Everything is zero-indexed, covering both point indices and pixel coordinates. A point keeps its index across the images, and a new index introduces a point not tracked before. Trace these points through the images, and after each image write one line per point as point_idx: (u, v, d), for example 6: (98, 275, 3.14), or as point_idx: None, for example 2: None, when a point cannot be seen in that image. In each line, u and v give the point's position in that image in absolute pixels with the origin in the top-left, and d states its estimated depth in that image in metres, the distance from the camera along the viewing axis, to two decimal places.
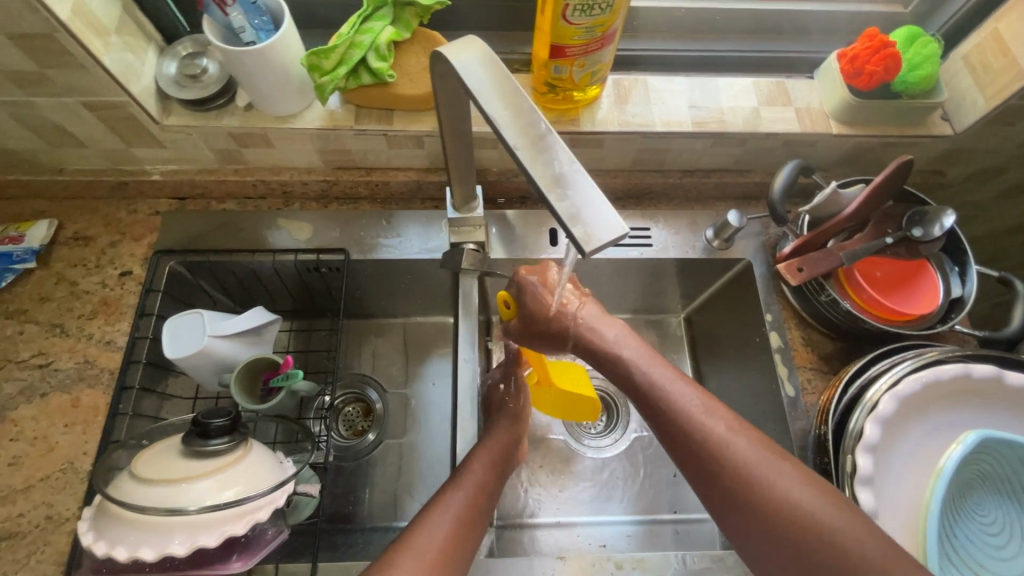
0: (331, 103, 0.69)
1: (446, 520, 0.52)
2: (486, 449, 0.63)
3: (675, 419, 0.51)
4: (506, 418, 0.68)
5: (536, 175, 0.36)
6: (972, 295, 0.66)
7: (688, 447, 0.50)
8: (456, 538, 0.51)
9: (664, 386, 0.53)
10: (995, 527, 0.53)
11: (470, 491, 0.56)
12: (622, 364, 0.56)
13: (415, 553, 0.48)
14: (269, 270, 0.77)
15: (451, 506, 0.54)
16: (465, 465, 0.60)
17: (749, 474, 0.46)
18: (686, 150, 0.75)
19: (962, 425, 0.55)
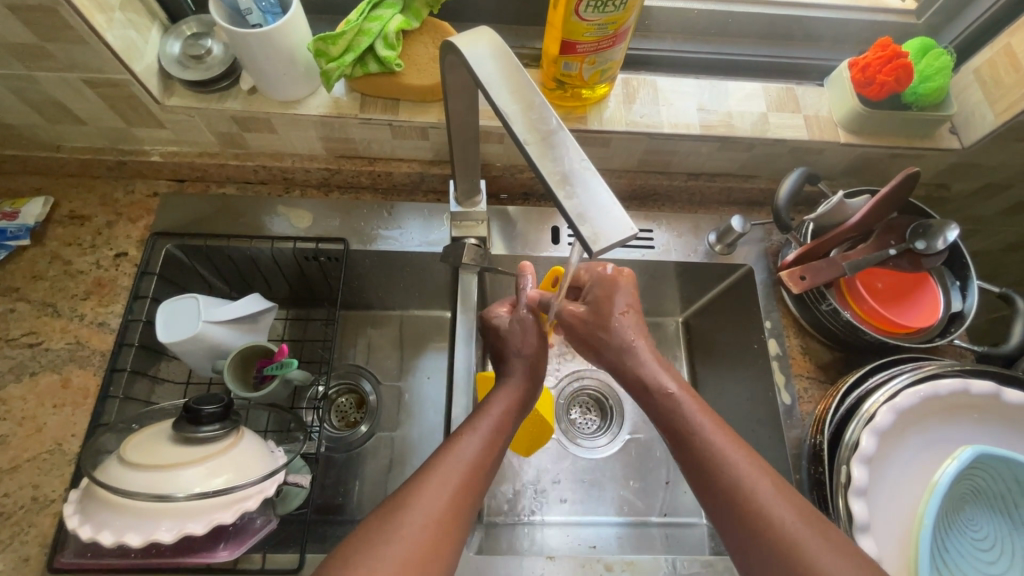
0: (336, 90, 0.69)
1: (457, 471, 0.50)
2: (503, 395, 0.60)
3: (715, 469, 0.50)
4: (522, 361, 0.63)
5: (545, 171, 0.35)
6: (972, 310, 0.66)
7: (726, 500, 0.49)
8: (467, 486, 0.50)
9: (706, 434, 0.53)
10: (986, 543, 0.53)
11: (483, 439, 0.54)
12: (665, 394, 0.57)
13: (422, 506, 0.46)
14: (266, 257, 0.76)
15: (464, 456, 0.52)
16: (480, 408, 0.58)
17: (784, 537, 0.45)
18: (692, 154, 0.75)
19: (957, 438, 0.55)
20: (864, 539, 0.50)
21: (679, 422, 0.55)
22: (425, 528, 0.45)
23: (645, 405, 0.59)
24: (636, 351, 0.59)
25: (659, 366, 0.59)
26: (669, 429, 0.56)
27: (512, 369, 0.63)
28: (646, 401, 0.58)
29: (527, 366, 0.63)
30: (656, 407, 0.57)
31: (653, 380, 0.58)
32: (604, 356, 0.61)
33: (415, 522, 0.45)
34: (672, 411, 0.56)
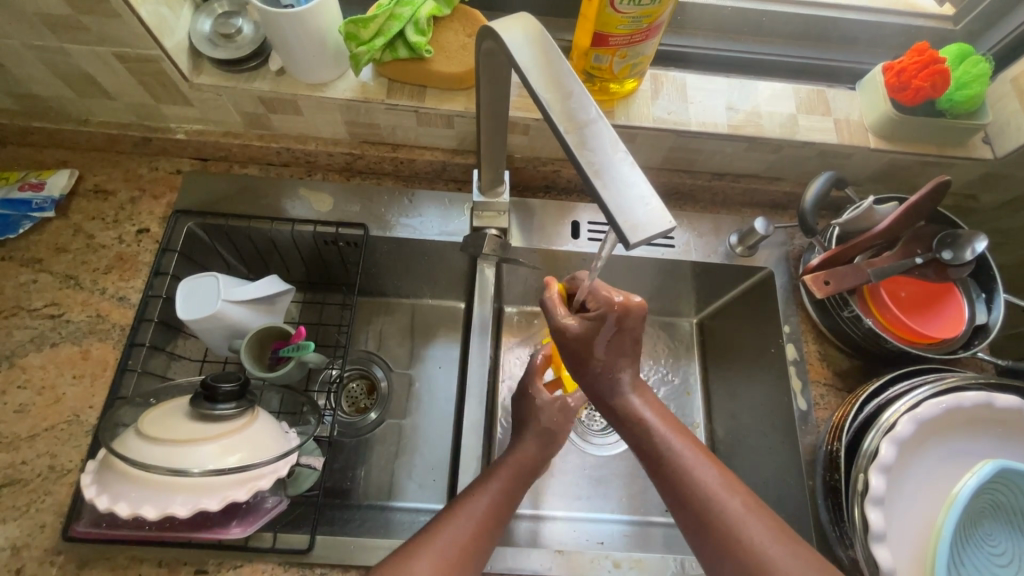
0: (364, 74, 0.68)
1: (466, 528, 0.51)
2: (516, 455, 0.59)
3: (730, 536, 0.46)
4: (535, 433, 0.61)
5: (581, 160, 0.35)
6: (997, 323, 0.65)
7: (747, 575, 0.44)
8: (475, 546, 0.50)
9: (690, 466, 0.50)
10: (1004, 558, 0.52)
11: (493, 497, 0.54)
12: (641, 426, 0.54)
13: (423, 562, 0.47)
14: (286, 239, 0.76)
15: (472, 513, 0.52)
16: (495, 464, 0.58)
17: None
18: (718, 153, 0.74)
19: (979, 452, 0.55)
20: (879, 548, 0.50)
21: (655, 449, 0.53)
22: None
23: (620, 430, 0.56)
24: (620, 379, 0.55)
25: (638, 394, 0.56)
26: (646, 459, 0.54)
27: (528, 442, 0.61)
28: (621, 429, 0.56)
29: (540, 438, 0.61)
30: (632, 431, 0.55)
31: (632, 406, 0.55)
32: (590, 380, 0.56)
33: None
34: (648, 441, 0.54)
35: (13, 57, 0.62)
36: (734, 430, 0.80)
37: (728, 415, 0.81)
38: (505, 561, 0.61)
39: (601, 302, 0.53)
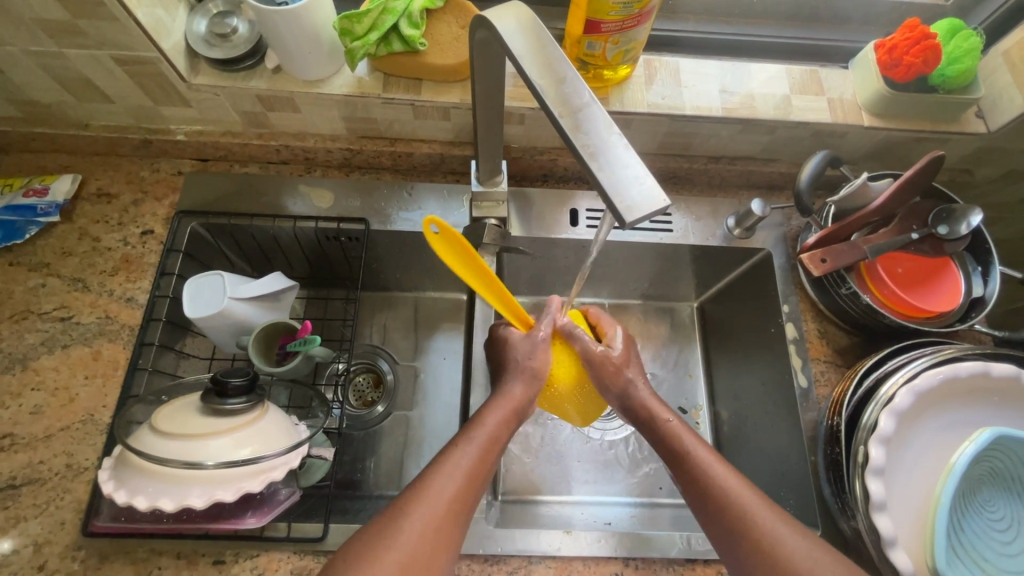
0: (359, 69, 0.69)
1: (456, 477, 0.51)
2: (499, 403, 0.59)
3: (735, 511, 0.50)
4: (521, 376, 0.62)
5: (577, 142, 0.36)
6: (993, 295, 0.66)
7: (742, 539, 0.49)
8: (465, 497, 0.50)
9: (700, 458, 0.55)
10: (1002, 524, 0.53)
11: (479, 449, 0.54)
12: (665, 425, 0.59)
13: (421, 513, 0.48)
14: (288, 236, 0.77)
15: (459, 466, 0.52)
16: (476, 417, 0.57)
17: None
18: (713, 136, 0.75)
19: (975, 421, 0.56)
20: (880, 517, 0.51)
21: (675, 448, 0.56)
22: (422, 535, 0.46)
23: (646, 433, 0.60)
24: (639, 388, 0.62)
25: (659, 402, 0.61)
26: (671, 460, 0.57)
27: (511, 382, 0.61)
28: (648, 432, 0.60)
29: (528, 386, 0.61)
30: (653, 430, 0.59)
31: (654, 411, 0.60)
32: (614, 395, 0.63)
33: (411, 530, 0.46)
34: (675, 437, 0.57)
35: (13, 64, 0.63)
36: (737, 409, 0.81)
37: (731, 396, 0.83)
38: (516, 542, 0.62)
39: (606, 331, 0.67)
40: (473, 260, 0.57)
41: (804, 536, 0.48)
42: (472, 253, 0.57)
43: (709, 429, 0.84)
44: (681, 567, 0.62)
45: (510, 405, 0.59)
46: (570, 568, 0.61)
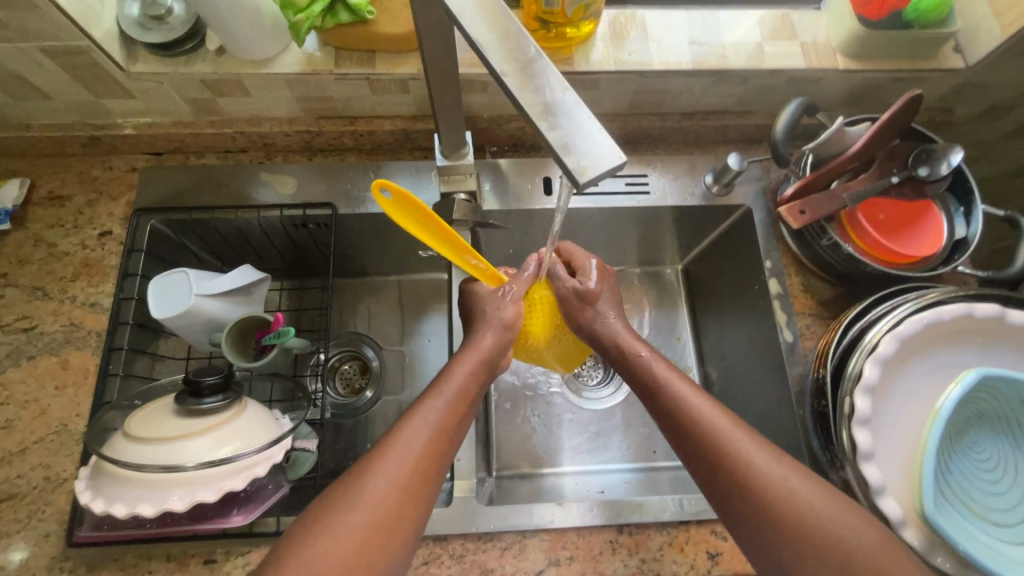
0: (308, 44, 0.65)
1: (422, 434, 0.51)
2: (468, 357, 0.58)
3: (713, 433, 0.50)
4: (491, 326, 0.62)
5: (524, 101, 0.34)
6: (976, 237, 0.64)
7: (713, 460, 0.49)
8: (433, 451, 0.50)
9: (673, 387, 0.55)
10: (990, 463, 0.53)
11: (447, 403, 0.54)
12: (637, 359, 0.59)
13: (387, 471, 0.47)
14: (254, 227, 0.74)
15: (427, 421, 0.52)
16: (445, 372, 0.57)
17: (800, 505, 0.45)
18: (685, 91, 0.72)
19: (962, 364, 0.55)
20: (867, 466, 0.50)
21: (648, 381, 0.57)
22: (388, 494, 0.46)
23: (622, 368, 0.61)
24: (608, 321, 0.64)
25: (630, 336, 0.62)
26: (642, 391, 0.58)
27: (480, 332, 0.61)
28: (619, 365, 0.61)
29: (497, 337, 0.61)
30: (628, 367, 0.60)
31: (626, 346, 0.61)
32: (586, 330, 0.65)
33: (376, 490, 0.46)
34: (643, 368, 0.58)
35: None
36: (726, 369, 0.81)
37: (720, 356, 0.82)
38: (509, 518, 0.62)
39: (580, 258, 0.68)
40: (430, 219, 0.56)
41: (781, 457, 0.49)
42: (430, 213, 0.55)
43: None
44: (675, 529, 0.62)
45: (481, 358, 0.59)
46: (564, 540, 0.61)
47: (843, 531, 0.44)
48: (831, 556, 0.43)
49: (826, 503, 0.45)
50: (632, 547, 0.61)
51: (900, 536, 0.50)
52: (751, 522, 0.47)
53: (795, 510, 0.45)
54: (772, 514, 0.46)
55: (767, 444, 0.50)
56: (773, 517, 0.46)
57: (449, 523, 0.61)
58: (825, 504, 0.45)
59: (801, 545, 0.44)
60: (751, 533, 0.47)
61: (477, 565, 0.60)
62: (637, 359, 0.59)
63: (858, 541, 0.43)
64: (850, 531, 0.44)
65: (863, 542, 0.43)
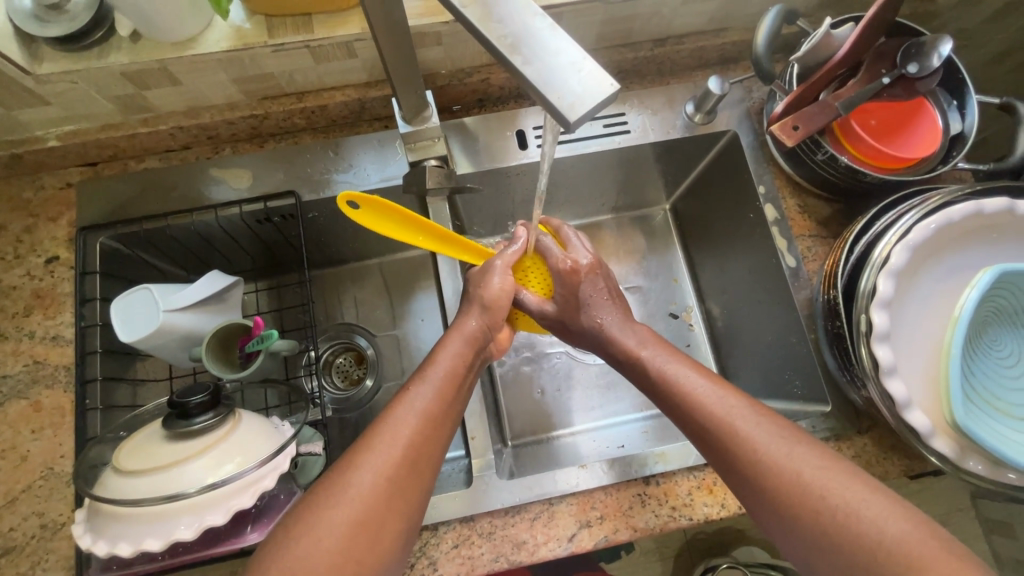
0: (233, 16, 0.58)
1: (411, 420, 0.48)
2: (454, 339, 0.57)
3: (719, 428, 0.48)
4: (478, 300, 0.60)
5: (491, 35, 0.29)
6: (973, 129, 0.61)
7: (702, 431, 0.50)
8: (421, 440, 0.48)
9: (663, 367, 0.55)
10: (1010, 359, 0.52)
11: (436, 389, 0.51)
12: (635, 359, 0.58)
13: (375, 459, 0.45)
14: (215, 230, 0.69)
15: (413, 408, 0.49)
16: (429, 360, 0.54)
17: (814, 494, 0.42)
18: (656, 15, 0.66)
19: (974, 265, 0.53)
20: (891, 381, 0.49)
21: (652, 378, 0.55)
22: (374, 486, 0.44)
23: (623, 371, 0.60)
24: (601, 322, 0.61)
25: (624, 329, 0.60)
26: (648, 388, 0.57)
27: (464, 313, 0.60)
28: (622, 367, 0.59)
29: (488, 316, 0.59)
30: (632, 370, 0.58)
31: (623, 345, 0.59)
32: (585, 339, 0.63)
33: (366, 479, 0.44)
34: (643, 368, 0.57)
35: None
36: (729, 304, 0.79)
37: (721, 292, 0.80)
38: (532, 487, 0.60)
39: (553, 260, 0.64)
40: (403, 215, 0.57)
41: (794, 441, 0.45)
42: (400, 211, 0.56)
43: (704, 329, 0.83)
44: (701, 472, 0.61)
45: (464, 341, 0.57)
46: (592, 501, 0.60)
47: (864, 523, 0.40)
48: (820, 514, 0.41)
49: (844, 492, 0.42)
50: (661, 497, 0.60)
51: (928, 446, 0.49)
52: (749, 491, 0.46)
53: (781, 469, 0.44)
54: (774, 496, 0.44)
55: (783, 428, 0.47)
56: (788, 511, 0.43)
57: (474, 503, 0.59)
58: (839, 492, 0.42)
59: (818, 539, 0.41)
60: (752, 498, 0.46)
61: (509, 540, 0.58)
62: (635, 359, 0.58)
63: (882, 533, 0.39)
64: (873, 520, 0.40)
65: (846, 501, 0.41)
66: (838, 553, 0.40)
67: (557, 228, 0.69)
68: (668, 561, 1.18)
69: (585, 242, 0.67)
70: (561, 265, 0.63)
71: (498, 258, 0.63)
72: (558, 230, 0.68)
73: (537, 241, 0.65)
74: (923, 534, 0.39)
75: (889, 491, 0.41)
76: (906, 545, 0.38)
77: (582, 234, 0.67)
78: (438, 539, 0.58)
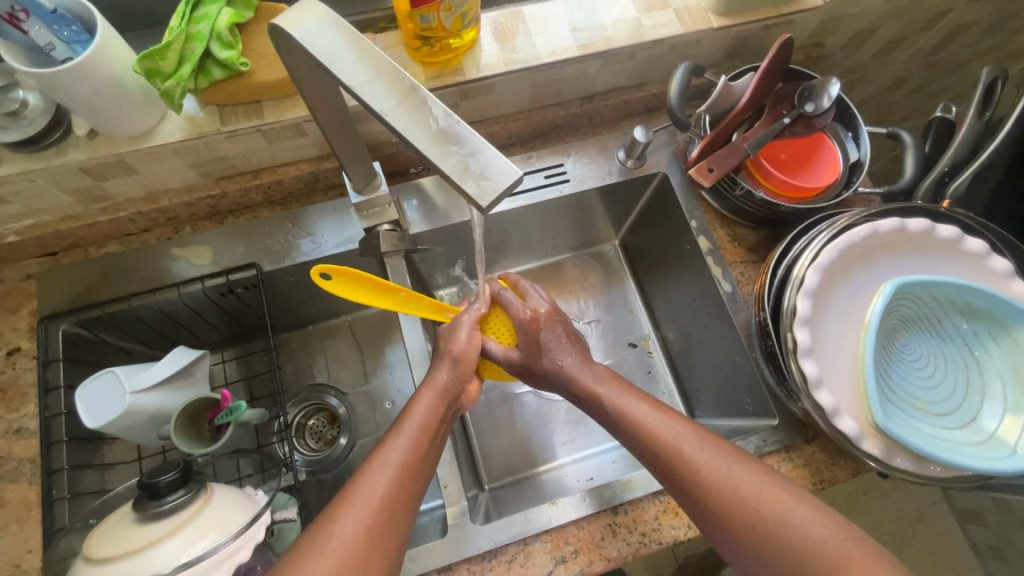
0: (187, 108, 0.61)
1: (386, 474, 0.50)
2: (427, 392, 0.59)
3: (669, 453, 0.53)
4: (447, 356, 0.63)
5: (421, 126, 0.33)
6: (867, 156, 0.69)
7: (656, 456, 0.54)
8: (399, 490, 0.49)
9: (618, 401, 0.59)
10: (921, 363, 0.57)
11: (410, 442, 0.53)
12: (594, 397, 0.61)
13: (352, 515, 0.46)
14: (178, 306, 0.70)
15: (390, 460, 0.51)
16: (404, 412, 0.57)
17: (753, 509, 0.47)
18: (581, 77, 0.73)
19: (879, 279, 0.59)
20: (820, 392, 0.54)
21: (611, 413, 0.59)
22: (356, 537, 0.45)
23: (586, 409, 0.63)
24: (562, 363, 0.65)
25: (583, 369, 0.64)
26: (608, 423, 0.60)
27: (434, 368, 0.63)
28: (584, 404, 0.63)
29: (455, 371, 0.62)
30: (592, 407, 0.62)
31: (584, 385, 0.62)
32: (549, 383, 0.66)
33: (343, 534, 0.45)
34: (601, 404, 0.60)
35: None
36: (680, 330, 0.84)
37: (672, 318, 0.85)
38: (508, 528, 0.62)
39: (514, 312, 0.67)
40: (384, 286, 0.60)
41: (735, 461, 0.50)
42: (380, 282, 0.59)
43: (662, 354, 0.88)
44: (666, 496, 0.64)
45: (438, 395, 0.59)
46: (565, 536, 0.62)
47: (795, 532, 0.45)
48: (759, 526, 0.46)
49: (774, 503, 0.47)
50: (631, 524, 0.63)
51: (861, 449, 0.54)
52: (698, 510, 0.50)
53: (724, 487, 0.49)
54: (720, 513, 0.48)
55: (723, 449, 0.52)
56: (731, 525, 0.47)
57: (451, 551, 0.61)
58: (775, 505, 0.46)
59: (756, 547, 0.46)
60: (701, 515, 0.50)
61: None
62: (594, 396, 0.61)
63: (806, 538, 0.44)
64: (798, 527, 0.45)
65: (781, 513, 0.46)
66: (776, 559, 0.45)
67: (514, 281, 0.72)
68: None
69: (542, 291, 0.71)
70: (522, 315, 0.66)
71: (464, 315, 0.67)
72: (515, 283, 0.72)
73: (498, 295, 0.69)
74: (846, 536, 0.44)
75: (812, 499, 0.47)
76: (826, 547, 0.43)
77: (537, 283, 0.71)
78: None
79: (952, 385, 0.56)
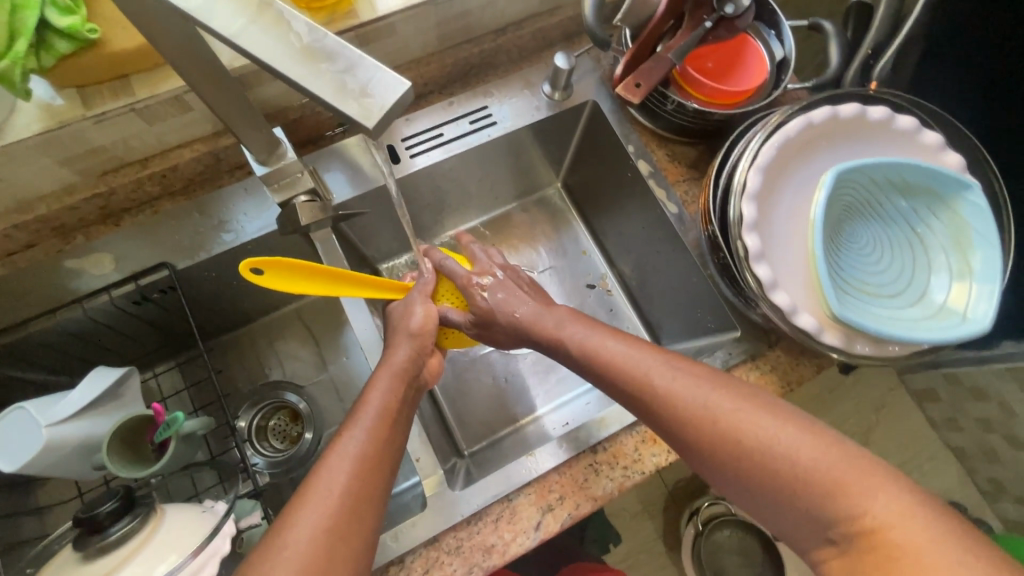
0: (39, 93, 0.52)
1: (344, 466, 0.46)
2: (382, 375, 0.55)
3: (641, 388, 0.51)
4: (402, 334, 0.59)
5: (293, 49, 0.28)
6: (792, 53, 0.67)
7: (630, 390, 0.52)
8: (360, 481, 0.46)
9: (586, 342, 0.56)
10: (870, 248, 0.57)
11: (370, 428, 0.49)
12: (555, 342, 0.58)
13: (309, 515, 0.43)
14: (89, 325, 0.63)
15: (348, 450, 0.47)
16: (360, 402, 0.52)
17: (732, 435, 0.46)
18: (490, 6, 0.67)
19: (818, 172, 0.58)
20: (776, 294, 0.53)
21: (586, 358, 0.56)
22: (314, 540, 0.42)
23: (550, 356, 0.61)
24: (514, 316, 0.61)
25: (543, 313, 0.61)
26: (580, 365, 0.57)
27: (392, 348, 0.58)
28: (548, 350, 0.60)
29: (413, 350, 0.58)
30: (559, 354, 0.59)
31: (543, 331, 0.60)
32: (509, 339, 0.64)
33: (302, 537, 0.42)
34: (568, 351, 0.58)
35: None
36: (635, 261, 0.82)
37: (625, 252, 0.83)
38: (491, 489, 0.60)
39: (458, 275, 0.64)
40: (324, 272, 0.54)
41: (712, 389, 0.49)
42: (320, 268, 0.53)
43: (621, 290, 0.87)
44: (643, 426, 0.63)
45: (394, 376, 0.55)
46: (549, 485, 0.61)
47: (778, 456, 0.44)
48: (742, 456, 0.45)
49: (756, 430, 0.45)
50: (612, 460, 0.62)
51: (822, 342, 0.54)
52: (680, 440, 0.49)
53: (703, 417, 0.47)
54: (702, 442, 0.47)
55: (700, 377, 0.50)
56: (713, 453, 0.47)
57: (434, 523, 0.58)
58: (757, 429, 0.45)
59: (741, 474, 0.45)
60: (683, 444, 0.49)
61: (478, 548, 0.58)
62: (554, 343, 0.58)
63: (795, 465, 0.43)
64: (786, 452, 0.44)
65: (763, 438, 0.45)
66: (762, 482, 0.44)
67: (464, 246, 0.70)
68: (657, 516, 1.22)
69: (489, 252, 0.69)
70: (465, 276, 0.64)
71: (415, 291, 0.64)
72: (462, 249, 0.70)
73: (441, 265, 0.66)
74: (832, 453, 0.43)
75: (798, 418, 0.45)
76: (815, 469, 0.42)
77: (481, 244, 0.69)
78: (407, 570, 0.57)
79: (900, 265, 0.56)
